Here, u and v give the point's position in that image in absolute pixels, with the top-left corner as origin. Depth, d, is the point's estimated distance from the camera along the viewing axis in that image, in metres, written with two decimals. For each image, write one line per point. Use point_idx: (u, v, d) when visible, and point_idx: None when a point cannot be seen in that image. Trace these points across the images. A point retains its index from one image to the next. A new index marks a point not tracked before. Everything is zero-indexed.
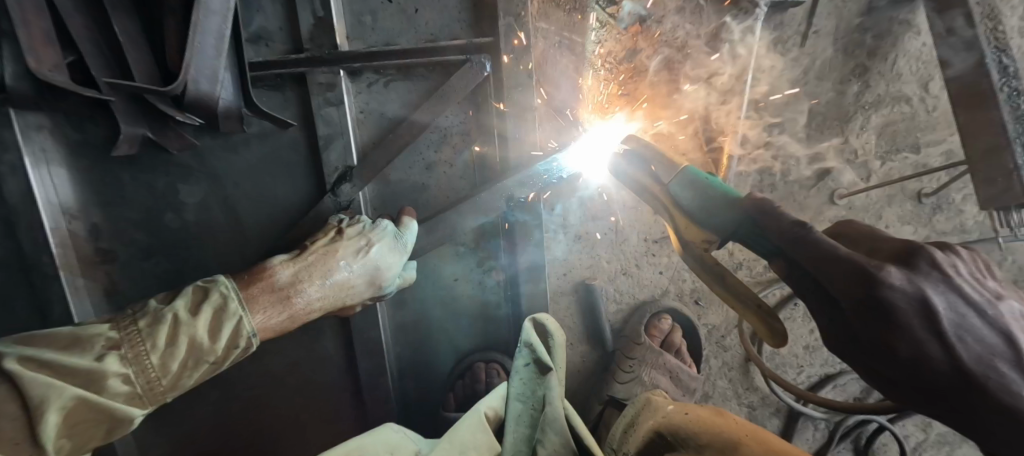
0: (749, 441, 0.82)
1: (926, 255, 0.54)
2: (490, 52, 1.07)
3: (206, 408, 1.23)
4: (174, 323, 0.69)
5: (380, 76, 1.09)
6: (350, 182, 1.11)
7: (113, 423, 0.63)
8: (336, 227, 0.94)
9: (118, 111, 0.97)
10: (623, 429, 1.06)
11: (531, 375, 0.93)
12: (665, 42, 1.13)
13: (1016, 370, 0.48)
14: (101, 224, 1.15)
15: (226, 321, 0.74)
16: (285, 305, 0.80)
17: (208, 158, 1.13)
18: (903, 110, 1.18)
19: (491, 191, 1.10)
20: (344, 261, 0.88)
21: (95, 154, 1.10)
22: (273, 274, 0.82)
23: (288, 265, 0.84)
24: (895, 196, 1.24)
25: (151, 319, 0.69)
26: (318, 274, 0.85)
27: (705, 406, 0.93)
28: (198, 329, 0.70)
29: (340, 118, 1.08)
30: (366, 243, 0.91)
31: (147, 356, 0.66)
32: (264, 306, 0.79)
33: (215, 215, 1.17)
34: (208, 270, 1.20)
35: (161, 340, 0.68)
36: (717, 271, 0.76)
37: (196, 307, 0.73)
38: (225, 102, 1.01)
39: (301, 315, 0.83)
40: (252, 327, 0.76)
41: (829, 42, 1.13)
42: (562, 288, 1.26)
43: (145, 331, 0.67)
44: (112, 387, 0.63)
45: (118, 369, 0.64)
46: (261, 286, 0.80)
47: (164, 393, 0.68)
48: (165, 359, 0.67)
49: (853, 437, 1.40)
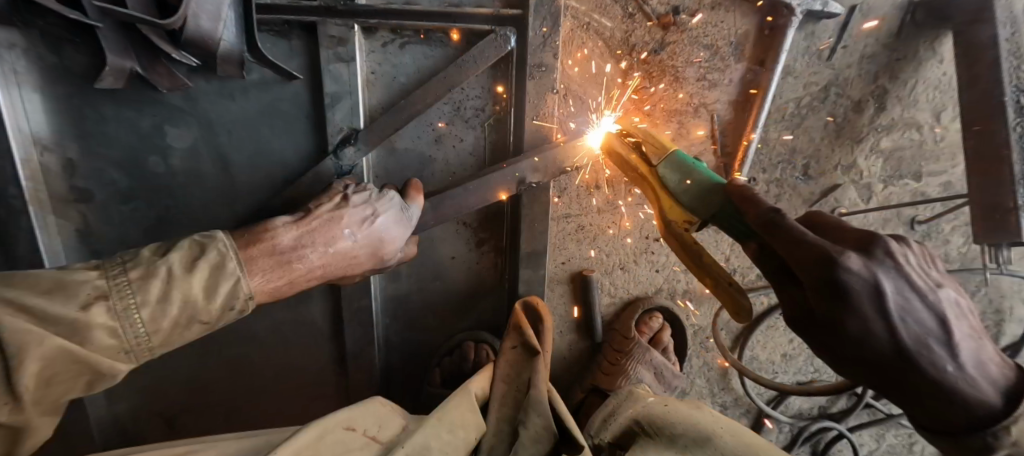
0: (723, 434, 0.84)
1: (885, 245, 0.56)
2: (517, 25, 1.01)
3: (182, 361, 1.20)
4: (168, 278, 0.64)
5: (396, 36, 1.03)
6: (355, 145, 1.05)
7: (98, 375, 0.60)
8: (342, 193, 0.90)
9: (105, 40, 0.90)
10: (602, 418, 1.09)
11: (518, 356, 0.99)
12: (694, 38, 1.09)
13: (943, 349, 0.54)
14: (76, 160, 1.07)
15: (222, 280, 0.68)
16: (285, 270, 0.76)
17: (199, 101, 1.05)
18: (913, 136, 1.19)
19: (502, 171, 1.04)
20: (349, 230, 0.84)
21: (71, 82, 1.01)
22: (274, 235, 0.77)
23: (292, 228, 0.80)
24: (890, 220, 1.26)
25: (142, 270, 0.64)
26: (322, 241, 0.81)
27: (684, 400, 0.96)
28: (192, 287, 0.65)
29: (349, 75, 1.02)
30: (372, 213, 0.88)
31: (136, 310, 0.61)
32: (264, 269, 0.74)
33: (205, 164, 1.10)
34: (192, 221, 1.15)
35: (152, 295, 0.63)
36: (697, 250, 0.81)
37: (192, 262, 0.67)
38: (226, 45, 0.93)
39: (301, 281, 0.79)
40: (249, 289, 0.71)
41: (855, 59, 1.12)
42: (560, 277, 1.24)
43: (136, 284, 0.62)
44: (97, 339, 0.58)
45: (105, 322, 0.59)
46: (261, 248, 0.75)
47: (154, 348, 0.64)
48: (155, 315, 0.62)
49: (812, 441, 1.47)
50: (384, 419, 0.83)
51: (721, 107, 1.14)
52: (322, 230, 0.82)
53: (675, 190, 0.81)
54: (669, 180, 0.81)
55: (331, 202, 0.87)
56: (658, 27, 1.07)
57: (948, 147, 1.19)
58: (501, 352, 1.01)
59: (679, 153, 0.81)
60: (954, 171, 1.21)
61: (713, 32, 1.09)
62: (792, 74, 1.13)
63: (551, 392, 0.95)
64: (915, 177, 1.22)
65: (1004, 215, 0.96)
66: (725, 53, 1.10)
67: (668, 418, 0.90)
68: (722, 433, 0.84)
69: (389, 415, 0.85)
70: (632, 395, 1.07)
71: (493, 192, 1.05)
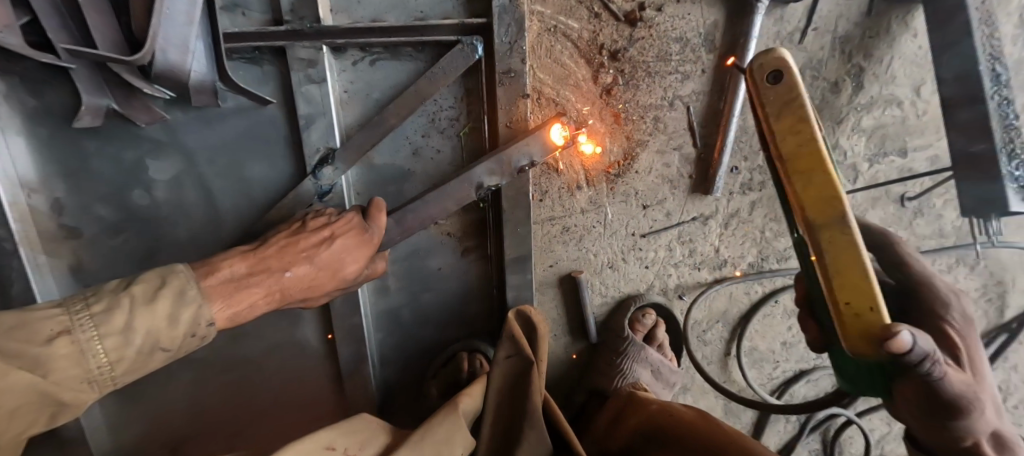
0: (728, 445, 0.81)
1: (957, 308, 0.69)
2: (484, 33, 1.00)
3: (182, 388, 1.24)
4: (130, 311, 0.65)
5: (366, 54, 1.04)
6: (332, 165, 1.05)
7: (61, 406, 0.62)
8: (300, 220, 0.91)
9: (79, 80, 0.92)
10: (609, 423, 1.10)
11: (512, 366, 0.97)
12: (664, 32, 1.08)
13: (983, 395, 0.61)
14: (64, 199, 1.10)
15: (185, 308, 0.69)
16: (240, 295, 0.77)
17: (178, 132, 1.07)
18: (894, 113, 1.17)
19: (462, 178, 1.00)
20: (305, 252, 0.84)
21: (53, 123, 1.04)
22: (228, 265, 0.78)
23: (246, 257, 0.81)
24: (879, 198, 1.24)
25: (104, 304, 0.64)
26: (275, 266, 0.82)
27: (691, 408, 0.94)
28: (155, 317, 0.66)
29: (322, 96, 1.02)
30: (328, 235, 0.87)
31: (98, 342, 0.62)
32: (221, 296, 0.75)
33: (188, 192, 1.12)
34: (179, 250, 1.16)
35: (115, 327, 0.63)
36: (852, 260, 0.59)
37: (155, 293, 0.68)
38: (199, 76, 0.96)
39: (259, 304, 0.80)
40: (210, 316, 0.72)
41: (827, 40, 1.11)
42: (549, 280, 1.24)
43: (98, 317, 0.63)
44: (59, 372, 0.60)
45: (67, 355, 0.60)
46: (217, 278, 0.76)
47: (118, 377, 0.66)
48: (117, 346, 0.64)
49: (821, 430, 1.44)
50: (367, 436, 0.82)
51: (697, 98, 1.13)
52: (278, 256, 0.83)
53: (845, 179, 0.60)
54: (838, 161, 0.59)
55: (290, 229, 0.89)
56: (626, 23, 1.07)
57: (931, 121, 1.18)
58: (494, 361, 0.98)
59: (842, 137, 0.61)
60: (940, 144, 1.19)
61: (681, 25, 1.08)
62: None
63: (545, 397, 0.98)
64: (900, 153, 1.20)
65: (990, 187, 0.92)
66: (696, 44, 1.10)
67: (678, 430, 0.90)
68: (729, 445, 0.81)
69: (373, 433, 0.83)
70: (636, 400, 1.07)
71: (455, 198, 1.01)
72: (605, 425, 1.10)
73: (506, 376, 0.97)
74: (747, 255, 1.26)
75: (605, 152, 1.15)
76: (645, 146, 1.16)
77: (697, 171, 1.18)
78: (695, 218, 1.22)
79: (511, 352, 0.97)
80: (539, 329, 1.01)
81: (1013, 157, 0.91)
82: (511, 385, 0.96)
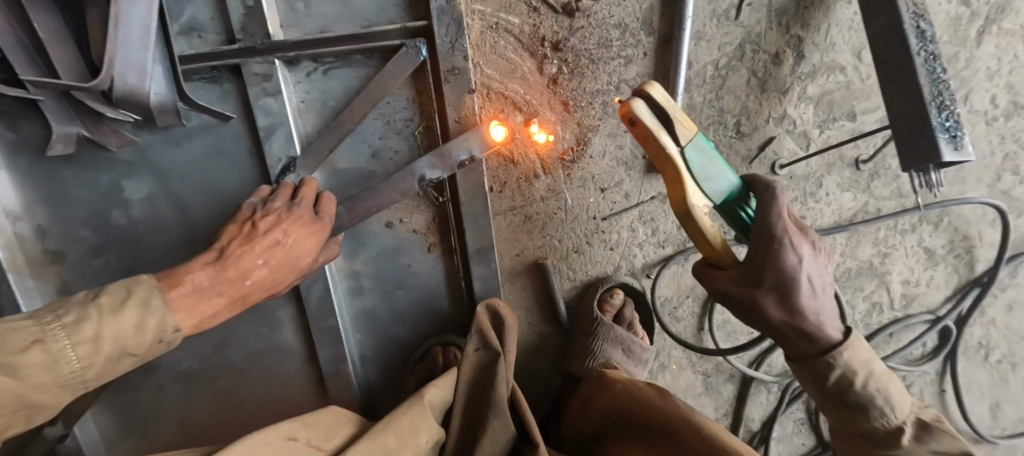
0: (681, 424, 0.86)
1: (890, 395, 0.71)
2: (426, 35, 1.05)
3: (172, 400, 1.29)
4: (99, 319, 0.69)
5: (318, 64, 1.09)
6: (295, 172, 1.11)
7: (35, 410, 0.67)
8: (249, 219, 0.93)
9: (48, 111, 0.98)
10: (581, 405, 1.13)
11: (480, 359, 0.98)
12: (602, 20, 1.12)
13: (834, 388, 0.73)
14: (47, 225, 1.16)
15: (152, 314, 0.75)
16: (209, 300, 0.83)
17: (148, 153, 1.13)
18: (839, 79, 1.20)
19: (405, 170, 1.05)
20: (263, 259, 0.88)
21: (31, 153, 1.10)
22: (187, 277, 0.81)
23: (206, 266, 0.84)
24: (834, 164, 1.26)
25: (73, 314, 0.69)
26: (238, 274, 0.86)
27: (654, 389, 0.98)
28: (124, 323, 0.71)
29: (279, 108, 1.07)
30: (281, 238, 0.90)
31: (71, 348, 0.67)
32: (186, 307, 0.80)
33: (163, 210, 1.17)
34: (159, 267, 1.21)
35: (85, 335, 0.68)
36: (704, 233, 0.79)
37: (122, 301, 0.73)
38: (158, 97, 1.01)
39: (227, 306, 0.86)
40: (175, 323, 0.78)
41: (763, 14, 1.15)
42: (517, 269, 1.27)
43: (69, 326, 0.67)
44: (35, 377, 0.64)
45: (42, 362, 0.64)
46: (181, 291, 0.80)
47: (88, 381, 0.70)
48: (87, 352, 0.68)
49: (804, 398, 1.45)
50: (330, 429, 0.86)
51: (642, 81, 1.17)
52: (235, 258, 0.86)
53: (698, 172, 0.76)
54: (693, 163, 0.75)
55: (241, 233, 0.90)
56: (565, 14, 1.11)
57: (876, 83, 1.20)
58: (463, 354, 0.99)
59: (702, 137, 0.76)
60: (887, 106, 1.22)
61: (618, 11, 1.12)
62: (704, 38, 1.16)
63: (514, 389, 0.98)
64: (848, 117, 1.23)
65: (922, 140, 0.94)
66: (636, 29, 1.14)
67: (642, 414, 0.94)
68: (683, 425, 0.85)
69: (339, 425, 0.88)
70: (606, 381, 1.09)
71: (399, 189, 1.06)
72: (578, 407, 1.13)
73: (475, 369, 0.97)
74: None
75: (558, 139, 1.19)
76: (596, 131, 1.19)
77: (650, 151, 1.21)
78: (653, 197, 1.25)
79: (479, 345, 0.98)
80: (507, 322, 1.01)
81: (942, 109, 0.93)
82: (478, 380, 0.97)
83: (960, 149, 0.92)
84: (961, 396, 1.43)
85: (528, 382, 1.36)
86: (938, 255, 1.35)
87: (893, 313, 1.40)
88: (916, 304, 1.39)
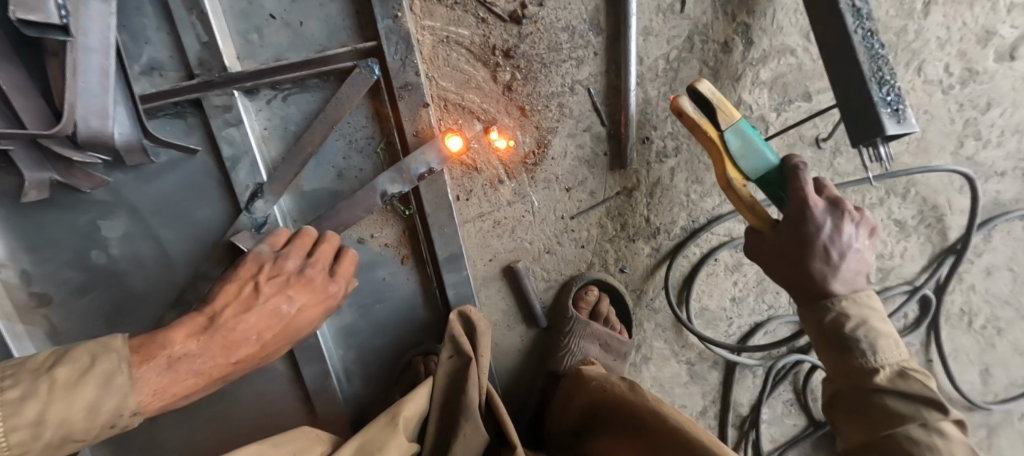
0: (650, 420, 0.87)
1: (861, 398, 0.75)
2: (377, 54, 1.08)
3: (166, 429, 1.32)
4: (48, 398, 0.64)
5: (277, 92, 1.12)
6: (263, 198, 1.13)
7: None
8: (246, 282, 0.92)
9: (19, 160, 1.02)
10: (562, 400, 1.15)
11: (454, 366, 1.00)
12: (550, 24, 1.15)
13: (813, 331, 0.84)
14: (30, 269, 1.20)
15: (110, 392, 0.70)
16: (178, 384, 0.78)
17: (122, 192, 1.16)
18: (790, 61, 1.22)
19: (367, 188, 1.09)
20: (256, 333, 0.88)
21: (8, 201, 1.14)
22: (167, 351, 0.78)
23: (189, 338, 0.81)
24: (795, 144, 1.27)
25: (22, 390, 0.64)
26: (223, 349, 0.84)
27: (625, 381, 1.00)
28: (76, 401, 0.66)
29: (242, 137, 1.11)
30: (280, 309, 0.91)
31: (4, 435, 0.61)
32: (152, 387, 0.75)
33: (141, 245, 1.21)
34: (142, 301, 1.24)
35: (29, 415, 0.63)
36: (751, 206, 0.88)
37: (82, 376, 0.68)
38: (123, 137, 1.05)
39: (194, 390, 0.81)
40: (134, 406, 0.72)
41: (707, 5, 1.17)
42: (491, 274, 1.29)
43: (13, 406, 0.62)
44: None
45: None
46: (152, 365, 0.75)
47: None
48: (25, 436, 0.62)
49: (790, 379, 1.46)
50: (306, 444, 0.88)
51: (595, 80, 1.19)
52: (228, 328, 0.85)
53: (737, 154, 0.87)
54: (731, 145, 0.86)
55: (239, 294, 0.89)
56: (513, 22, 1.14)
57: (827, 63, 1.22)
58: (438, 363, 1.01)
59: (744, 123, 0.86)
60: None
61: (565, 15, 1.15)
62: (651, 33, 1.18)
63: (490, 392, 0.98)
64: (804, 98, 1.25)
65: (866, 115, 0.95)
66: (584, 30, 1.16)
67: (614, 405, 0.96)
68: (648, 419, 0.87)
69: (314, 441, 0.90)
70: (581, 377, 1.11)
71: (363, 205, 1.09)
72: (559, 403, 1.15)
73: (449, 375, 0.99)
74: (678, 220, 1.30)
75: (518, 144, 1.22)
76: (555, 132, 1.22)
77: (610, 148, 1.24)
78: (619, 192, 1.27)
79: (452, 352, 1.00)
80: (478, 326, 1.02)
81: (883, 84, 0.94)
82: (454, 385, 0.99)
83: (904, 121, 0.93)
84: (947, 364, 1.43)
85: (514, 385, 1.37)
86: (910, 226, 1.36)
87: (871, 287, 1.41)
88: (893, 276, 1.40)
